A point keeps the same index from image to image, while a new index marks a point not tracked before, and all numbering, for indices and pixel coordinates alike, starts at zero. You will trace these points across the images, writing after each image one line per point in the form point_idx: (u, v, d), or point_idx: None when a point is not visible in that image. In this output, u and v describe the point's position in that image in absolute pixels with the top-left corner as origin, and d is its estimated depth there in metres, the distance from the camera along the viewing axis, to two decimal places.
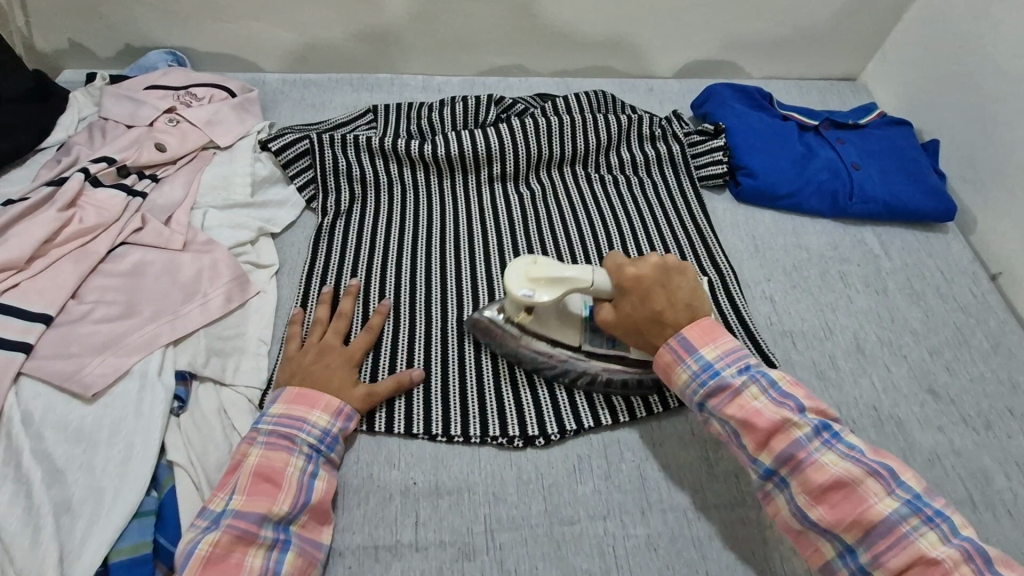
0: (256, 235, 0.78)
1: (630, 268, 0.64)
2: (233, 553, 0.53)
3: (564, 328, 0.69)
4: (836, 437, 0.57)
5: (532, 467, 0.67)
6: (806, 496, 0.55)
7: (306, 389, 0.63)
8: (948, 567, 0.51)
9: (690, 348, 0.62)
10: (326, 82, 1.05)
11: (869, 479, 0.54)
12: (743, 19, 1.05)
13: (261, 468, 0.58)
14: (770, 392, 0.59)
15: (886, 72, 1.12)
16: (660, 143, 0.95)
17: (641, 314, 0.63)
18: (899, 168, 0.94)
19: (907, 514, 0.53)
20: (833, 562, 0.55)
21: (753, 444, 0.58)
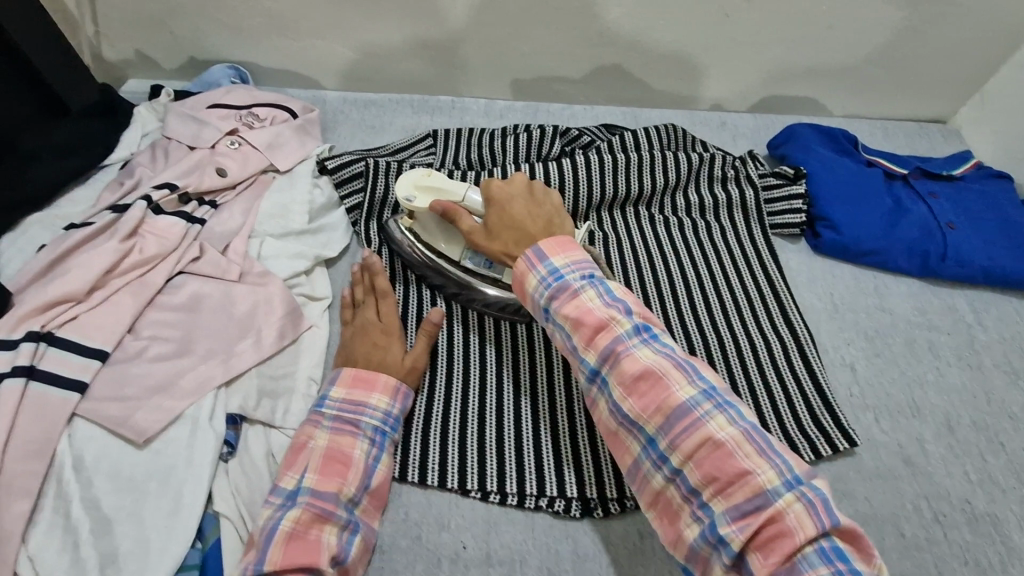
0: (312, 266, 0.76)
1: (496, 184, 0.67)
2: (311, 529, 0.55)
3: (445, 245, 0.73)
4: (654, 336, 0.55)
5: (589, 542, 0.63)
6: (621, 387, 0.53)
7: (364, 371, 0.63)
8: (731, 447, 0.48)
9: (541, 256, 0.60)
10: (386, 103, 1.03)
11: (673, 369, 0.52)
12: (831, 54, 0.98)
13: (330, 451, 0.59)
14: (604, 296, 0.57)
15: (983, 117, 1.04)
16: (732, 185, 0.89)
17: (502, 224, 0.65)
18: (1000, 229, 0.86)
19: (703, 401, 0.51)
20: (640, 458, 0.53)
21: (582, 342, 0.55)
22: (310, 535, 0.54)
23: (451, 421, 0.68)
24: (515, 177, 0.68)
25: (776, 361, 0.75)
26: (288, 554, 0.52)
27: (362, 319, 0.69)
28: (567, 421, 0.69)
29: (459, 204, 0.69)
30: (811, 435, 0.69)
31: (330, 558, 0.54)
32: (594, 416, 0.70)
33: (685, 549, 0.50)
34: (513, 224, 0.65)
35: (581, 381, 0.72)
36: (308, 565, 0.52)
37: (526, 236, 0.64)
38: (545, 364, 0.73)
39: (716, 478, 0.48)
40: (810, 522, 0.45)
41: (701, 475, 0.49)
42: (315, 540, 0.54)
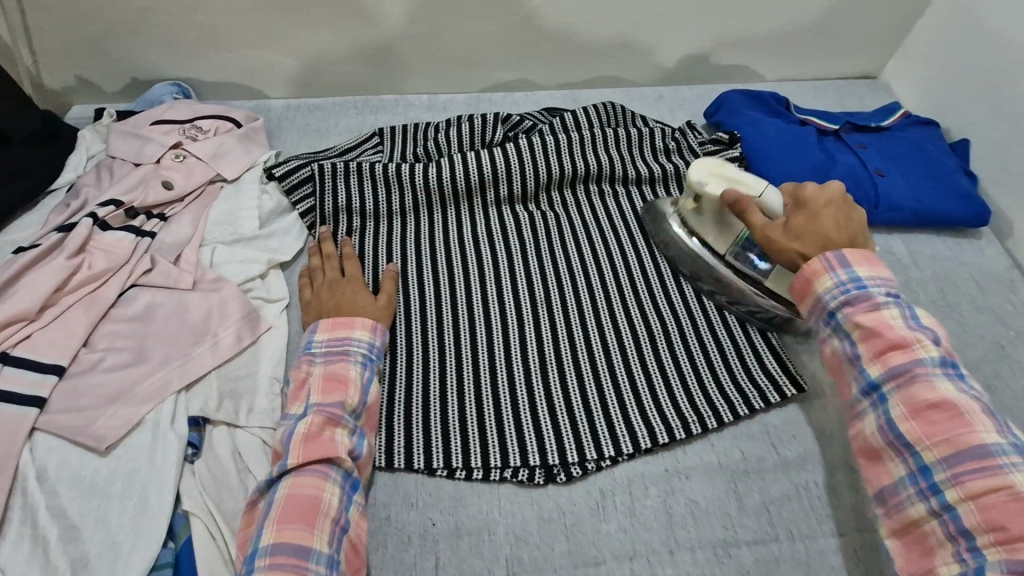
0: (265, 269, 0.77)
1: (810, 190, 0.65)
2: (325, 432, 0.59)
3: (717, 238, 0.77)
4: (960, 375, 0.54)
5: (554, 505, 0.66)
6: (903, 408, 0.54)
7: (341, 316, 0.68)
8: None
9: (847, 263, 0.59)
10: (331, 106, 1.05)
11: (979, 412, 0.52)
12: (756, 20, 1.01)
13: (326, 374, 0.63)
14: (910, 320, 0.56)
15: (907, 69, 1.08)
16: (676, 157, 0.93)
17: (806, 226, 0.63)
18: (926, 173, 0.90)
19: (1011, 452, 0.50)
20: (906, 480, 0.53)
21: (869, 353, 0.56)
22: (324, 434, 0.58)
23: (414, 405, 0.70)
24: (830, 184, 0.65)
25: (723, 318, 0.77)
26: (308, 450, 0.57)
27: (343, 288, 0.72)
28: (527, 395, 0.72)
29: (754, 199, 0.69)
30: (760, 383, 0.72)
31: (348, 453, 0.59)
32: (552, 387, 0.72)
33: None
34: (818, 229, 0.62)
35: (537, 356, 0.74)
36: (327, 456, 0.57)
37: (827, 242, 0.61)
38: (502, 342, 0.75)
39: (1001, 528, 0.48)
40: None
41: (980, 519, 0.49)
42: (330, 440, 0.58)
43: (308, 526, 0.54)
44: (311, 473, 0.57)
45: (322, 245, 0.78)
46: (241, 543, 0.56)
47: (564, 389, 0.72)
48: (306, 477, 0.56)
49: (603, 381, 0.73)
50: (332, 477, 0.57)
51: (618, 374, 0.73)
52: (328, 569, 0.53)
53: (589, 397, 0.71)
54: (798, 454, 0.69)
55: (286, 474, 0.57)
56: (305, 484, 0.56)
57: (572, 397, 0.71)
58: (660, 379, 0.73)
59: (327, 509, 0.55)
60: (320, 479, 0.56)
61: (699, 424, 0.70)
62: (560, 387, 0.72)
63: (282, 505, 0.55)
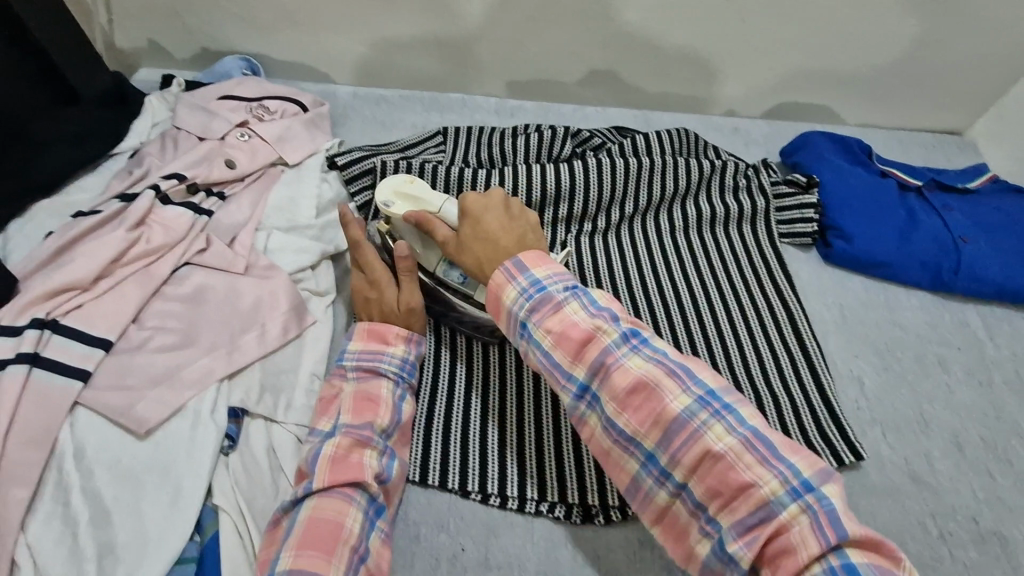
0: (317, 260, 0.75)
1: (472, 197, 0.64)
2: (352, 454, 0.57)
3: (415, 253, 0.68)
4: (642, 343, 0.53)
5: (590, 548, 0.63)
6: (614, 404, 0.51)
7: (376, 325, 0.65)
8: (732, 459, 0.47)
9: (521, 267, 0.57)
10: (398, 99, 1.03)
11: (666, 379, 0.50)
12: (847, 61, 0.96)
13: (358, 393, 0.62)
14: (588, 308, 0.55)
15: (1000, 130, 1.02)
16: (744, 195, 0.88)
17: (474, 236, 0.62)
18: (1015, 246, 0.85)
19: (698, 410, 0.49)
20: (637, 476, 0.52)
21: (566, 359, 0.54)
22: (352, 458, 0.56)
23: (455, 422, 0.68)
24: (493, 191, 0.65)
25: (781, 374, 0.74)
26: (334, 473, 0.55)
27: (373, 302, 0.67)
28: (572, 427, 0.68)
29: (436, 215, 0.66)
30: (817, 446, 0.69)
31: (375, 476, 0.57)
32: None
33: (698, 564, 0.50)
34: (486, 237, 0.61)
35: None
36: (354, 480, 0.55)
37: (498, 251, 0.60)
38: None
39: (720, 493, 0.48)
40: (813, 534, 0.44)
41: (704, 490, 0.48)
42: (358, 464, 0.56)
43: (326, 554, 0.51)
44: (335, 496, 0.55)
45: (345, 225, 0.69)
46: (263, 559, 0.53)
47: None
48: (331, 501, 0.54)
49: None
50: (356, 501, 0.55)
51: None
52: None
53: None
54: None
55: (309, 495, 0.55)
56: (329, 509, 0.54)
57: None
58: None
59: (347, 536, 0.52)
60: (344, 504, 0.54)
61: None
62: None
63: (302, 528, 0.52)
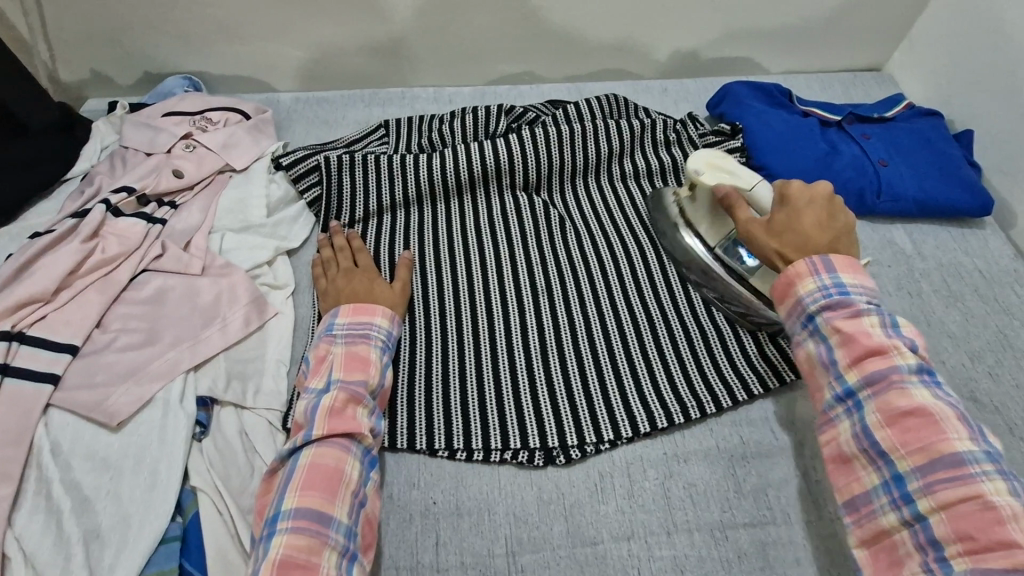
0: (273, 256, 0.80)
1: (795, 187, 0.65)
2: (348, 409, 0.60)
3: (710, 229, 0.77)
4: (937, 383, 0.54)
5: (553, 486, 0.67)
6: (879, 416, 0.53)
7: (362, 302, 0.69)
8: (1009, 518, 0.46)
9: (828, 265, 0.58)
10: (339, 99, 1.06)
11: (954, 419, 0.51)
12: (760, 12, 1.01)
13: (348, 355, 0.64)
14: (888, 328, 0.56)
15: (912, 61, 1.07)
16: (675, 148, 0.93)
17: (789, 224, 0.63)
18: (931, 163, 0.90)
19: (983, 460, 0.49)
20: (876, 490, 0.53)
21: (846, 359, 0.55)
22: (349, 411, 0.59)
23: (417, 388, 0.71)
24: (819, 184, 0.64)
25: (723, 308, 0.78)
26: (332, 423, 0.58)
27: (355, 275, 0.74)
28: (527, 380, 0.72)
29: (746, 193, 0.71)
30: (760, 369, 0.73)
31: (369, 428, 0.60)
32: (553, 372, 0.73)
33: None
34: (801, 228, 0.62)
35: (538, 342, 0.75)
36: (350, 431, 0.58)
37: (807, 241, 0.61)
38: (503, 328, 0.76)
39: (973, 539, 0.47)
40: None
41: (952, 529, 0.48)
42: (354, 417, 0.59)
43: (329, 496, 0.55)
44: (334, 446, 0.57)
45: (334, 239, 0.80)
46: (261, 506, 0.57)
47: (565, 375, 0.73)
48: (329, 448, 0.57)
49: (603, 368, 0.73)
50: (353, 451, 0.58)
51: (619, 361, 0.74)
52: (346, 539, 0.54)
53: (590, 381, 0.72)
54: (795, 442, 0.69)
55: (308, 443, 0.58)
56: (327, 454, 0.57)
57: (572, 381, 0.72)
58: (660, 364, 0.74)
59: (347, 481, 0.56)
60: (343, 452, 0.57)
61: (698, 408, 0.70)
62: (560, 372, 0.73)
63: (304, 472, 0.55)
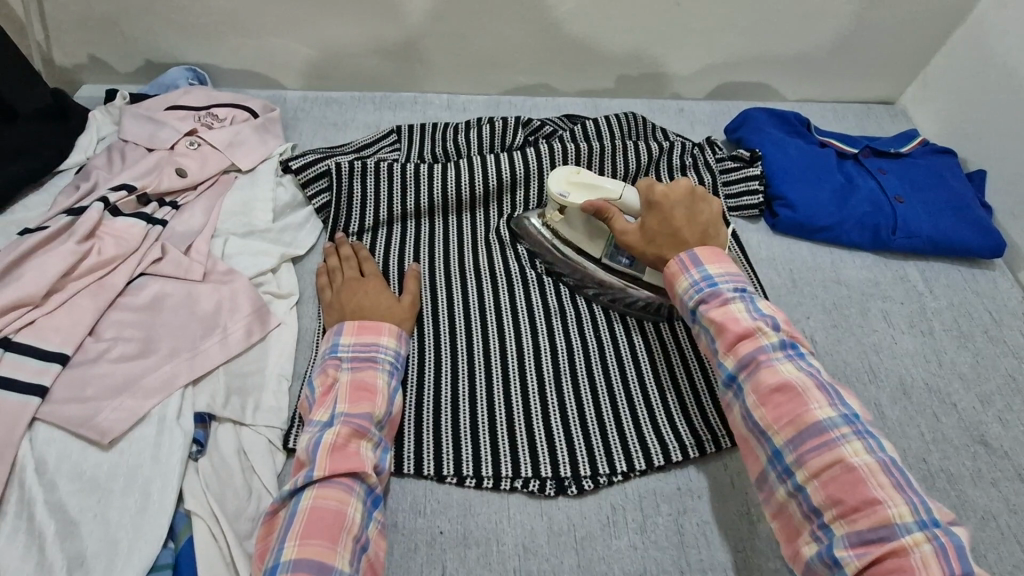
0: (276, 263, 0.77)
1: (659, 187, 0.70)
2: (351, 443, 0.57)
3: (589, 241, 0.77)
4: (800, 356, 0.60)
5: (564, 517, 0.64)
6: (755, 396, 0.58)
7: (367, 320, 0.67)
8: (866, 474, 0.52)
9: (696, 260, 0.66)
10: (349, 100, 1.03)
11: (816, 389, 0.56)
12: (781, 39, 1.00)
13: (355, 382, 0.62)
14: (752, 311, 0.62)
15: (926, 97, 1.08)
16: (692, 172, 0.91)
17: (660, 228, 0.69)
18: (945, 202, 0.90)
19: (841, 425, 0.54)
20: (764, 469, 0.58)
21: (723, 347, 0.62)
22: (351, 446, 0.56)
23: (425, 409, 0.69)
24: (680, 181, 0.71)
25: None
26: (334, 462, 0.55)
27: (360, 288, 0.71)
28: (540, 403, 0.70)
29: (615, 202, 0.73)
30: None
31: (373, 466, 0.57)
32: (565, 398, 0.71)
33: (800, 564, 0.54)
34: (671, 230, 0.69)
35: (551, 365, 0.73)
36: (354, 470, 0.55)
37: (677, 243, 0.69)
38: (516, 350, 0.74)
39: (841, 501, 0.52)
40: (935, 561, 0.47)
41: (824, 496, 0.53)
42: (356, 452, 0.57)
43: (331, 543, 0.51)
44: (337, 486, 0.55)
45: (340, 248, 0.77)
46: (261, 551, 0.54)
47: (577, 400, 0.71)
48: (332, 489, 0.54)
49: (616, 395, 0.72)
50: (356, 492, 0.55)
51: (632, 389, 0.72)
52: None
53: (602, 409, 0.70)
54: None
55: (309, 484, 0.55)
56: (329, 497, 0.54)
57: (584, 406, 0.70)
58: (673, 394, 0.72)
59: (350, 526, 0.53)
60: (345, 494, 0.55)
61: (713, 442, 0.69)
62: (572, 398, 0.71)
63: (305, 518, 0.53)
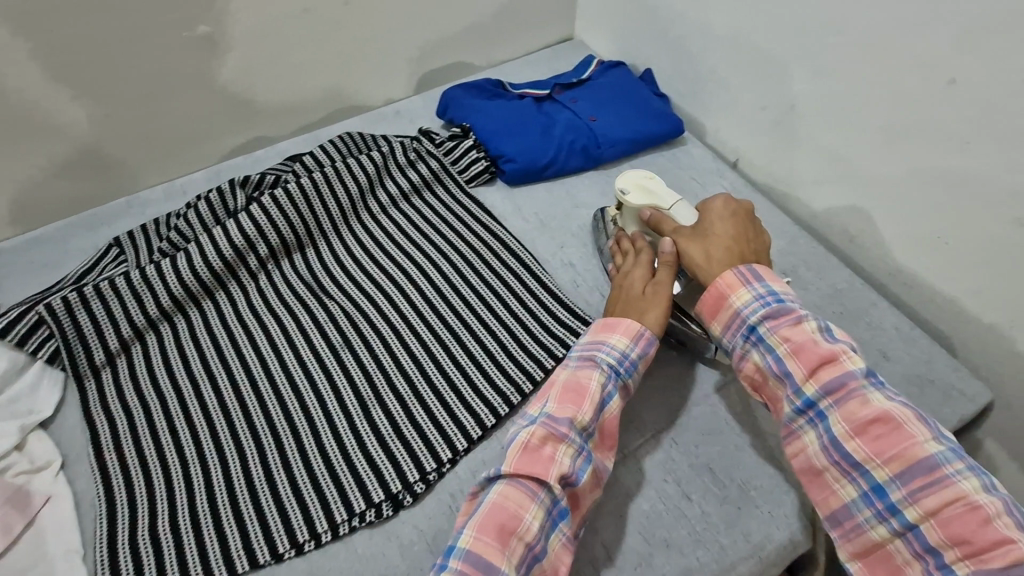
0: (19, 438, 0.69)
1: (719, 202, 0.75)
2: (546, 445, 0.60)
3: None
4: (883, 384, 0.60)
5: (411, 528, 0.66)
6: (845, 426, 0.58)
7: (611, 318, 0.69)
8: (991, 512, 0.53)
9: (755, 275, 0.66)
10: (50, 233, 0.93)
11: (915, 420, 0.57)
12: (448, 20, 1.08)
13: (570, 382, 0.65)
14: (824, 333, 0.62)
15: (590, 25, 1.23)
16: (420, 165, 0.96)
17: (710, 233, 0.72)
18: (629, 105, 1.04)
19: (954, 459, 0.55)
20: (856, 501, 0.58)
21: (798, 373, 0.61)
22: (545, 450, 0.59)
23: (239, 500, 0.67)
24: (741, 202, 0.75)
25: (512, 292, 0.83)
26: (524, 461, 0.59)
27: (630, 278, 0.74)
28: (352, 436, 0.71)
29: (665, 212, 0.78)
30: (558, 331, 0.79)
31: (560, 477, 0.59)
32: (375, 419, 0.72)
33: None
34: (722, 234, 0.71)
35: (354, 398, 0.74)
36: (537, 475, 0.58)
37: (728, 247, 0.70)
38: (314, 401, 0.74)
39: (966, 540, 0.53)
40: None
41: (943, 535, 0.54)
42: (547, 455, 0.59)
43: (500, 548, 0.55)
44: (522, 489, 0.58)
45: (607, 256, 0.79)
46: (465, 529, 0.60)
47: (389, 416, 0.72)
48: (514, 491, 0.58)
49: (424, 395, 0.74)
50: (539, 499, 0.58)
51: (435, 381, 0.75)
52: None
53: (413, 412, 0.73)
54: None
55: (501, 477, 0.59)
56: (513, 497, 0.57)
57: (396, 418, 0.72)
58: (473, 368, 0.76)
59: (522, 533, 0.56)
60: (526, 501, 0.57)
61: (518, 392, 0.74)
62: (384, 418, 0.72)
63: (487, 510, 0.57)
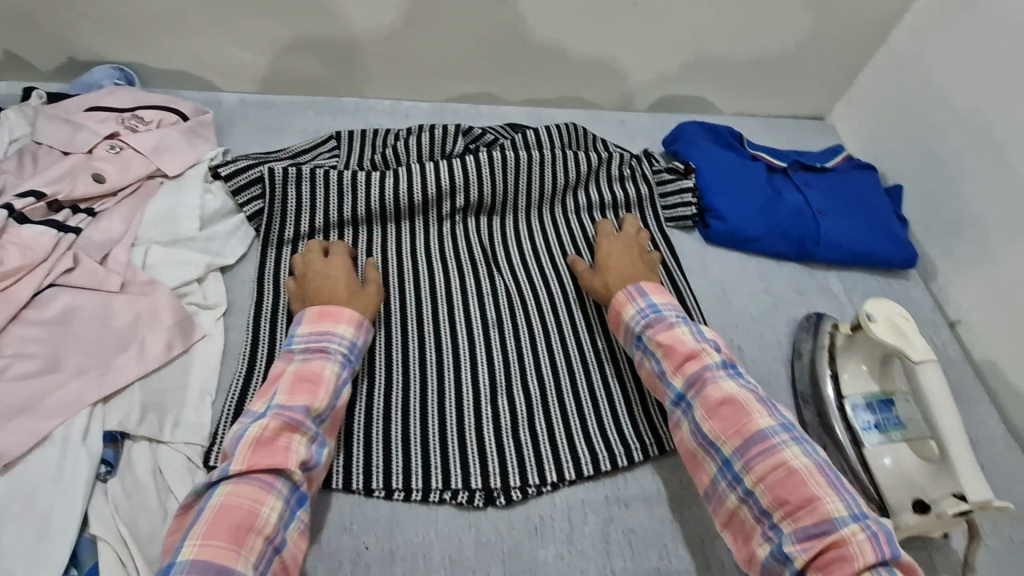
0: (203, 273, 0.75)
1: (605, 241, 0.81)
2: (281, 436, 0.55)
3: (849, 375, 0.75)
4: (739, 373, 0.64)
5: (493, 528, 0.65)
6: (701, 409, 0.61)
7: (330, 307, 0.66)
8: (805, 475, 0.55)
9: (640, 291, 0.71)
10: (287, 105, 1.01)
11: (755, 401, 0.60)
12: (715, 55, 1.03)
13: (301, 372, 0.60)
14: (694, 332, 0.66)
15: (851, 115, 1.13)
16: (629, 184, 0.93)
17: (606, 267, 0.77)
18: (864, 215, 0.95)
19: (780, 431, 0.58)
20: (714, 476, 0.60)
21: (671, 366, 0.65)
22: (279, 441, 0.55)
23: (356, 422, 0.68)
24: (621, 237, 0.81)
25: None
26: (254, 456, 0.54)
27: (332, 281, 0.70)
28: (472, 413, 0.70)
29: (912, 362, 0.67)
30: None
31: (300, 466, 0.55)
32: (499, 408, 0.71)
33: (758, 564, 0.56)
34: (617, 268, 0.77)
35: (488, 376, 0.73)
36: (275, 466, 0.54)
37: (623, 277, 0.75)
38: (451, 364, 0.74)
39: (786, 501, 0.54)
40: (872, 550, 0.50)
41: (772, 497, 0.55)
42: (284, 446, 0.55)
43: (236, 547, 0.50)
44: (253, 483, 0.53)
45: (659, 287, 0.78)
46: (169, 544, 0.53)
47: (513, 414, 0.71)
48: (249, 488, 0.53)
49: (551, 407, 0.72)
50: (276, 489, 0.54)
51: (566, 401, 0.73)
52: None
53: (535, 420, 0.71)
54: None
55: (226, 477, 0.53)
56: (244, 494, 0.52)
57: (519, 418, 0.71)
58: (605, 405, 0.73)
59: (260, 528, 0.51)
60: (260, 492, 0.53)
61: (641, 451, 0.70)
62: (507, 411, 0.71)
63: (212, 515, 0.51)
